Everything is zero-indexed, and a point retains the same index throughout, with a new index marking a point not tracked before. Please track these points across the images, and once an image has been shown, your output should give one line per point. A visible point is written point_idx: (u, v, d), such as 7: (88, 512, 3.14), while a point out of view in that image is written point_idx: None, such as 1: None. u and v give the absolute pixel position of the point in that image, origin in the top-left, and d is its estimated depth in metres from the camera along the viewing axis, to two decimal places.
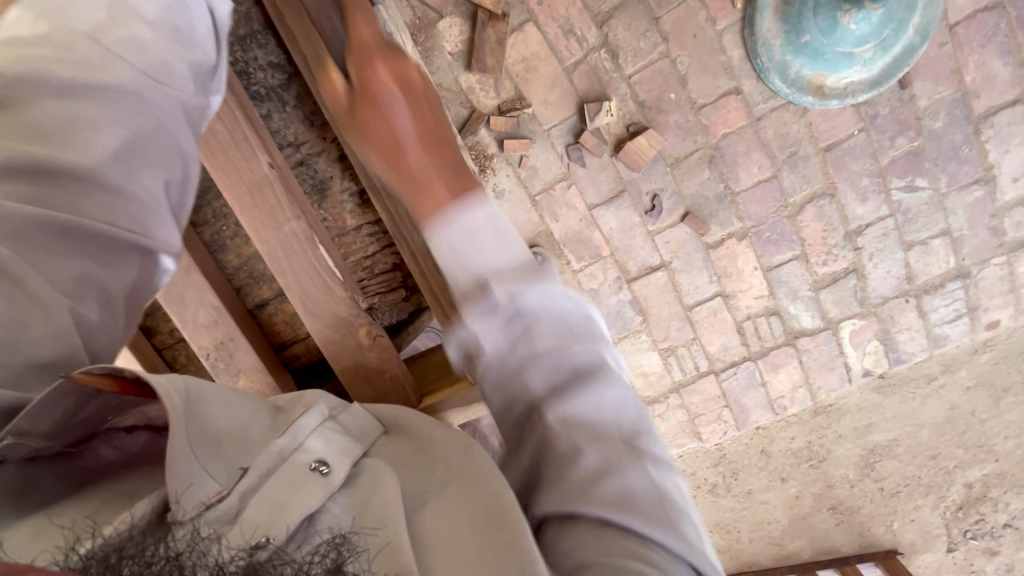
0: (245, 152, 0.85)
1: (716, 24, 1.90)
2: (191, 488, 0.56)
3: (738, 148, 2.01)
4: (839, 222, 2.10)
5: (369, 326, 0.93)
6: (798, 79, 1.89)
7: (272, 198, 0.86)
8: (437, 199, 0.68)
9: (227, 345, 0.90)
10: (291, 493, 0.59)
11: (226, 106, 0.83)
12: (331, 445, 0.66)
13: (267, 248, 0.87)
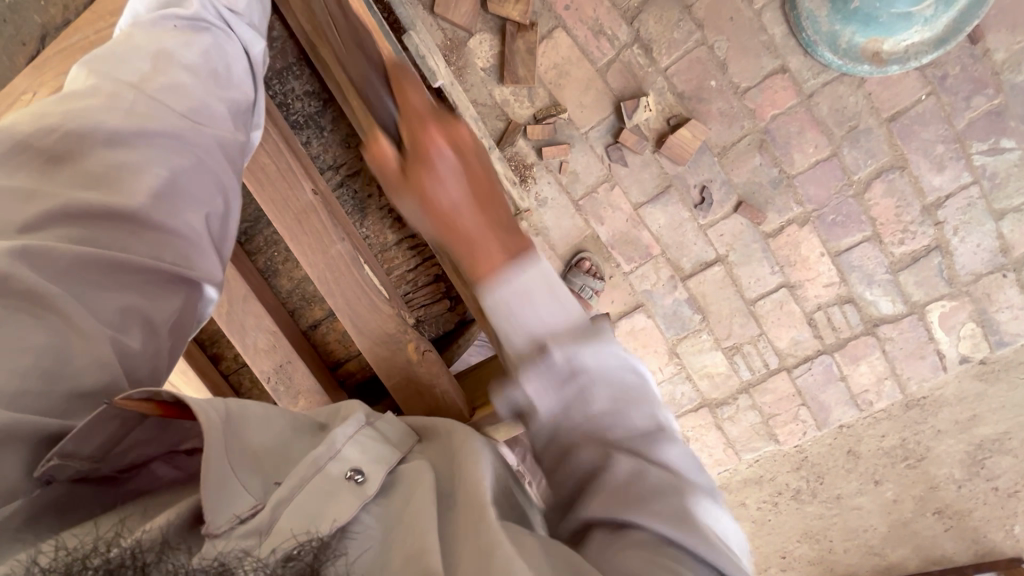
0: (290, 179, 0.89)
1: (753, 3, 1.82)
2: (225, 504, 0.54)
3: (790, 129, 1.90)
4: (913, 196, 1.93)
5: (416, 341, 0.94)
6: (851, 48, 1.77)
7: (317, 222, 0.89)
8: (450, 164, 0.69)
9: (285, 369, 0.93)
10: (326, 497, 0.57)
11: (270, 137, 0.88)
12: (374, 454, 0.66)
13: (316, 270, 0.90)
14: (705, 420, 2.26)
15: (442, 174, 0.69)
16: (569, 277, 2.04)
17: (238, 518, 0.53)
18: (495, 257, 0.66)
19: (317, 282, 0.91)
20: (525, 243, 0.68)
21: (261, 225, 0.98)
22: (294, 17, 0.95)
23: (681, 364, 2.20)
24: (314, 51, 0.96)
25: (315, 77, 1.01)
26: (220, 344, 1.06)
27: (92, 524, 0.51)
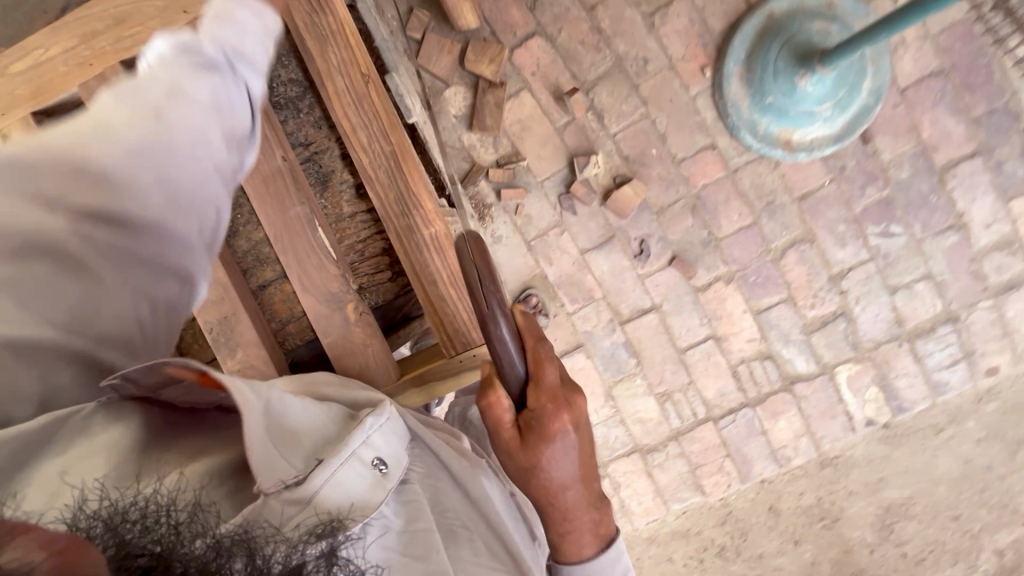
0: (265, 148, 1.11)
1: (689, 89, 2.13)
2: (277, 471, 0.81)
3: (718, 197, 2.17)
4: (821, 266, 2.20)
5: (355, 303, 1.13)
6: (767, 135, 2.09)
7: (280, 188, 1.10)
8: (569, 441, 0.93)
9: (228, 319, 1.08)
10: (359, 491, 0.87)
11: (254, 113, 1.10)
12: (381, 452, 0.96)
13: (274, 226, 1.09)
14: (637, 465, 2.33)
15: (557, 445, 0.92)
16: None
17: (284, 484, 0.80)
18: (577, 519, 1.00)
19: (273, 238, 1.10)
20: (588, 437, 0.96)
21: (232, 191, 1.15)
22: (290, 16, 1.14)
23: (616, 407, 2.30)
24: (299, 44, 1.15)
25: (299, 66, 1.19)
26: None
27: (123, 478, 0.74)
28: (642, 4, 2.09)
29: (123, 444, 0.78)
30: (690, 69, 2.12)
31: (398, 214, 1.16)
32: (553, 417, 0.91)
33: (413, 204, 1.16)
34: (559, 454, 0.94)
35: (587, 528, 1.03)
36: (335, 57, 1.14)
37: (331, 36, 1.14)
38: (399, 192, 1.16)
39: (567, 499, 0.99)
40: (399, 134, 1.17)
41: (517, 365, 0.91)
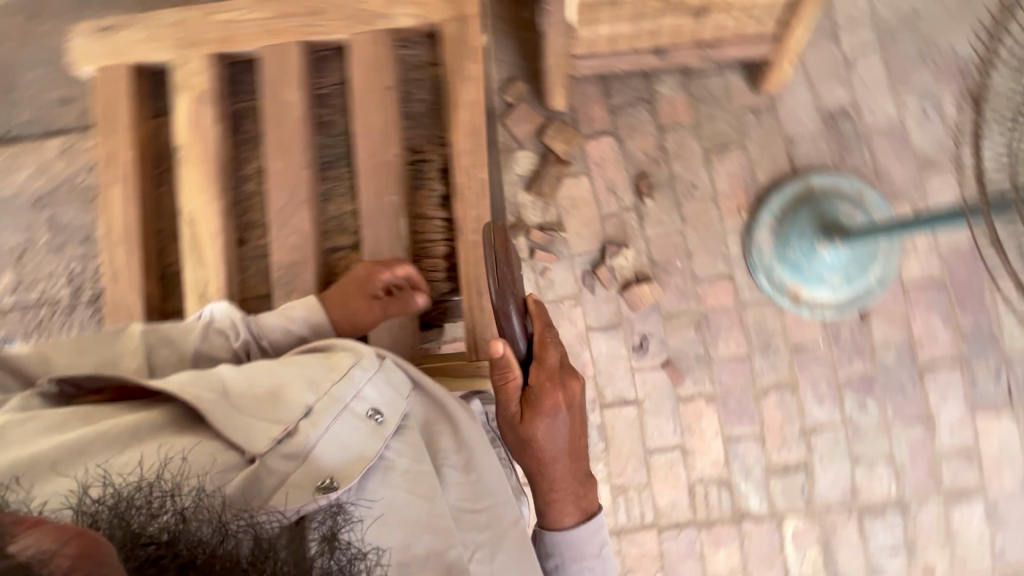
0: (382, 142, 1.32)
1: (723, 222, 2.38)
2: (262, 436, 0.96)
3: (721, 322, 2.36)
4: (796, 415, 2.34)
5: (383, 279, 1.25)
6: (779, 283, 2.32)
7: (385, 178, 1.31)
8: (563, 418, 1.18)
9: (298, 264, 1.30)
10: (351, 447, 1.03)
11: (387, 115, 1.33)
12: (372, 402, 1.11)
13: (367, 205, 1.31)
14: None
15: (555, 418, 1.17)
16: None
17: (275, 441, 0.97)
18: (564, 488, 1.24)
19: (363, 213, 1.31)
20: (578, 414, 1.22)
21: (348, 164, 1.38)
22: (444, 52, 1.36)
23: None
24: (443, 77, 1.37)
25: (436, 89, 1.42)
26: (259, 234, 1.35)
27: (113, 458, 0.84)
28: (704, 140, 2.39)
29: (97, 433, 0.87)
30: (729, 206, 2.38)
31: (470, 233, 1.33)
32: (551, 393, 1.16)
33: (483, 231, 1.32)
34: (551, 428, 1.18)
35: (570, 500, 1.25)
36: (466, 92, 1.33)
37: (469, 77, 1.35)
38: (476, 215, 1.32)
39: (557, 469, 1.22)
40: (493, 174, 1.33)
41: (520, 344, 1.19)
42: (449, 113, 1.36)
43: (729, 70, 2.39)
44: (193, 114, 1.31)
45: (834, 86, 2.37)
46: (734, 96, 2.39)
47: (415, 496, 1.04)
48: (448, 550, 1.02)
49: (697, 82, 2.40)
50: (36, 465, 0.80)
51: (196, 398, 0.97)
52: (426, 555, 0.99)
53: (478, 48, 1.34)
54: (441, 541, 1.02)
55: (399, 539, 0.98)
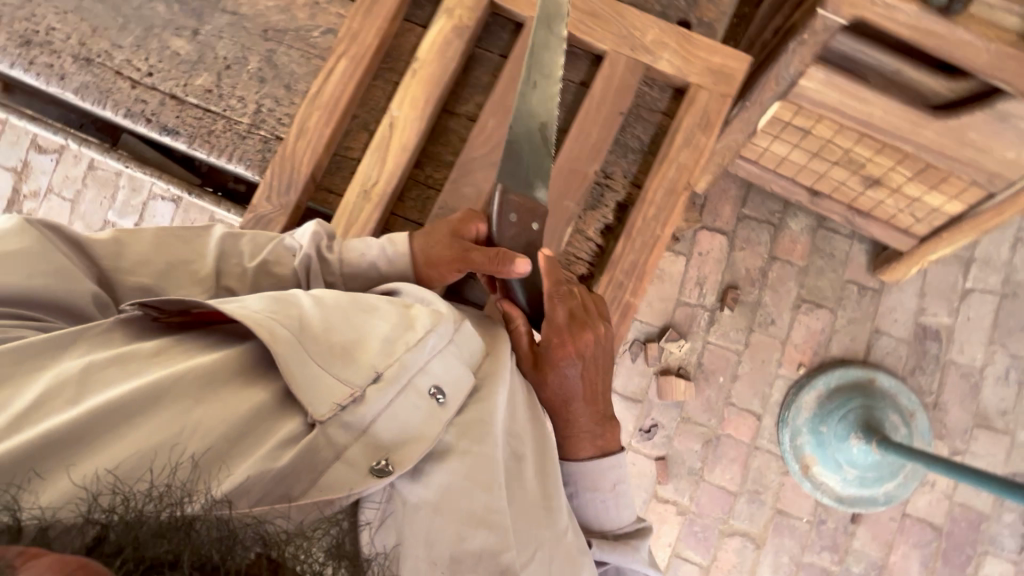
0: (592, 147, 1.19)
1: (780, 367, 2.40)
2: (318, 401, 0.90)
3: (728, 451, 2.39)
4: (746, 569, 2.35)
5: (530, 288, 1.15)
6: (798, 448, 2.33)
7: (574, 185, 1.18)
8: (574, 369, 1.12)
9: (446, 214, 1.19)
10: (408, 429, 0.95)
11: (609, 121, 1.19)
12: (440, 379, 1.01)
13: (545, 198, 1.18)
14: None
15: (565, 370, 1.12)
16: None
17: (339, 408, 0.91)
18: (578, 423, 1.18)
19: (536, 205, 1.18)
20: (597, 359, 1.13)
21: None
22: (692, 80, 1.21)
23: None
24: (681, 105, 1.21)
25: (652, 133, 1.24)
26: (437, 169, 1.26)
27: (137, 439, 0.76)
28: (803, 288, 2.43)
29: (135, 396, 0.79)
30: (793, 356, 2.40)
31: (619, 275, 1.15)
32: (560, 349, 1.11)
33: (634, 280, 1.15)
34: (564, 377, 1.14)
35: (585, 435, 1.19)
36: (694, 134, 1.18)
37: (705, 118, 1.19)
38: (635, 261, 1.16)
39: (572, 410, 1.17)
40: (672, 232, 1.17)
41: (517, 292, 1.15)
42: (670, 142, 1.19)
43: (859, 241, 2.43)
44: (450, 30, 1.23)
45: (942, 308, 2.40)
46: (849, 266, 2.44)
47: (470, 495, 0.96)
48: (504, 552, 0.94)
49: (825, 236, 2.45)
50: (66, 434, 0.73)
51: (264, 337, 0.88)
52: (480, 554, 0.93)
53: (722, 113, 1.19)
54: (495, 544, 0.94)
55: (449, 533, 0.92)
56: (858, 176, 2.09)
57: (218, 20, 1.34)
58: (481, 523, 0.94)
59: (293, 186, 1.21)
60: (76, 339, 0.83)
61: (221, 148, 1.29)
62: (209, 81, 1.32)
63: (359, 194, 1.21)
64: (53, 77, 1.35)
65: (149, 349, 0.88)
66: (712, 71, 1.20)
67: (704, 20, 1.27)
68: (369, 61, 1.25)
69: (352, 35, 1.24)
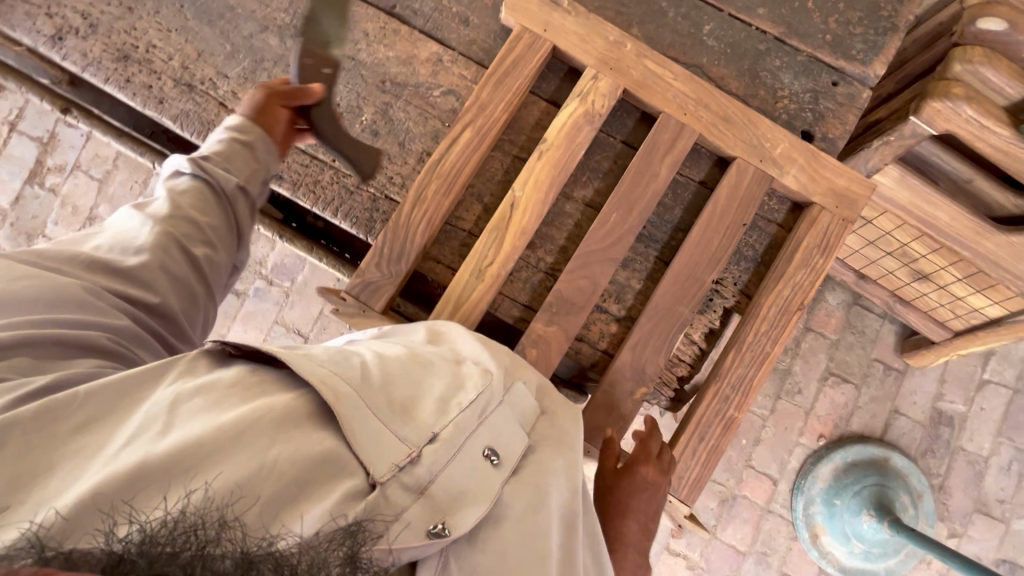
0: (712, 255, 1.19)
1: (800, 435, 2.47)
2: (382, 456, 0.74)
3: (741, 511, 2.46)
4: None
5: (641, 391, 1.17)
6: (810, 516, 2.40)
7: (691, 292, 1.18)
8: (649, 486, 1.08)
9: (560, 306, 1.18)
10: (467, 490, 0.80)
11: (732, 232, 1.19)
12: (506, 442, 0.89)
13: (661, 302, 1.18)
14: None
15: (642, 480, 1.08)
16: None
17: (397, 468, 0.74)
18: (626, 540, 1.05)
19: (650, 306, 1.18)
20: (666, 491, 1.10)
21: (657, 250, 1.25)
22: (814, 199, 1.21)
23: None
24: (801, 223, 1.22)
25: (767, 243, 1.25)
26: (549, 253, 1.25)
27: (193, 470, 0.63)
28: (832, 361, 2.50)
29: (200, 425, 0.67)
30: (814, 426, 2.47)
31: (727, 389, 1.16)
32: (645, 462, 1.10)
33: (741, 394, 1.17)
34: (634, 493, 1.08)
35: (631, 551, 1.04)
36: (811, 254, 1.19)
37: (823, 240, 1.20)
38: (743, 375, 1.17)
39: (626, 529, 1.06)
40: (781, 349, 1.18)
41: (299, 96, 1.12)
42: (788, 259, 1.20)
43: (889, 322, 2.51)
44: (581, 115, 1.21)
45: (958, 395, 2.50)
46: (878, 345, 2.51)
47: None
48: None
49: (859, 313, 2.51)
50: (131, 467, 0.61)
51: (327, 393, 0.75)
52: None
53: (841, 237, 1.20)
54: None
55: None
56: (907, 267, 2.15)
57: (333, 63, 1.29)
58: None
59: (405, 255, 1.19)
60: (159, 370, 0.74)
61: (328, 201, 1.25)
62: None
63: (473, 272, 1.19)
64: (151, 99, 1.27)
65: (225, 381, 0.75)
66: (836, 193, 1.21)
67: (828, 135, 1.28)
68: (494, 134, 1.22)
69: (480, 105, 1.21)
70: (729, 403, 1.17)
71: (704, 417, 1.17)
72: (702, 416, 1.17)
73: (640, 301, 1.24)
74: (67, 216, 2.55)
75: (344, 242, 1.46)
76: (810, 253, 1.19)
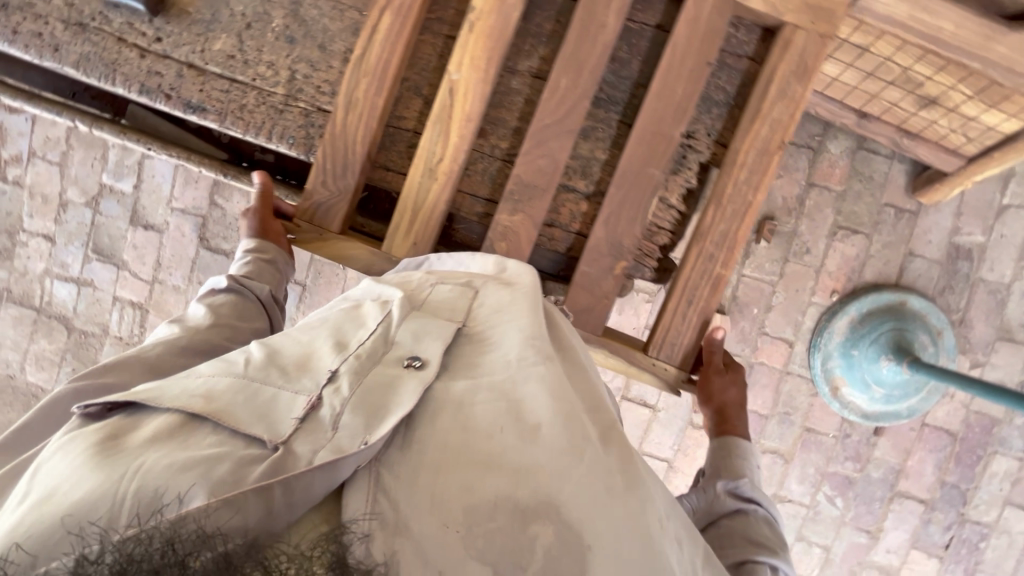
0: (678, 105, 1.08)
1: (812, 295, 2.43)
2: (266, 418, 0.82)
3: (761, 378, 2.48)
4: (775, 481, 2.54)
5: (622, 265, 1.12)
6: (829, 371, 2.40)
7: (659, 150, 1.09)
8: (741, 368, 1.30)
9: (525, 192, 1.11)
10: (388, 391, 0.88)
11: (697, 76, 1.07)
12: (422, 346, 0.94)
13: (629, 167, 1.09)
14: None
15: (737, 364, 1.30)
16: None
17: (299, 419, 0.82)
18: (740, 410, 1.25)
19: (618, 174, 1.10)
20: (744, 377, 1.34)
21: (620, 111, 1.15)
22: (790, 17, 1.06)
23: None
24: (774, 50, 1.08)
25: (739, 81, 1.13)
26: (503, 137, 1.16)
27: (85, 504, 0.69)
28: (840, 214, 2.39)
29: (82, 473, 0.72)
30: (825, 284, 2.42)
31: (710, 246, 1.10)
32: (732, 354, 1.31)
33: (726, 250, 1.10)
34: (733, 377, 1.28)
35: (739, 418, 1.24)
36: (787, 81, 1.07)
37: (802, 62, 1.07)
38: (726, 230, 1.10)
39: (737, 402, 1.25)
40: (765, 195, 1.10)
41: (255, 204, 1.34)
42: (764, 94, 1.07)
43: (898, 161, 2.36)
44: None
45: (976, 227, 2.39)
46: (887, 188, 2.38)
47: (490, 443, 0.85)
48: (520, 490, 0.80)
49: (865, 158, 2.36)
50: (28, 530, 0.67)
51: (199, 400, 0.82)
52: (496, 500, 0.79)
53: (820, 56, 1.07)
54: (516, 487, 0.80)
55: (458, 490, 0.80)
56: (913, 96, 1.95)
57: None
58: (500, 465, 0.83)
59: (350, 168, 1.11)
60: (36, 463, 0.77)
61: (258, 126, 1.15)
62: (231, 45, 1.15)
63: (425, 172, 1.12)
64: (46, 48, 1.16)
65: (96, 433, 0.78)
66: (811, 7, 1.06)
67: None
68: (417, 13, 1.08)
69: None
70: (715, 260, 1.11)
71: (690, 281, 1.12)
72: (688, 279, 1.12)
73: (609, 171, 1.15)
74: (39, 206, 2.51)
75: (298, 172, 1.43)
76: (786, 82, 1.07)
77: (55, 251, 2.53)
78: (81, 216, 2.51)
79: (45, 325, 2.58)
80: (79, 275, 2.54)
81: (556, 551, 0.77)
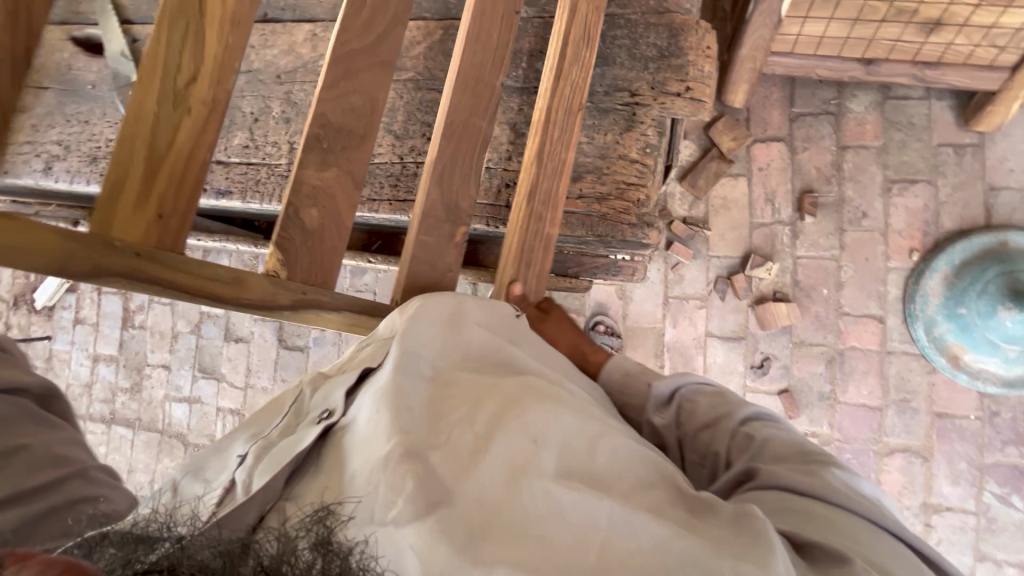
0: (492, 55, 0.96)
1: (888, 260, 2.17)
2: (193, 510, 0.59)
3: (858, 365, 2.18)
4: (921, 487, 2.12)
5: (461, 229, 0.95)
6: (939, 339, 2.06)
7: (483, 101, 0.96)
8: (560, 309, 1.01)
9: (345, 142, 0.90)
10: (293, 444, 0.63)
11: (508, 24, 0.97)
12: (332, 394, 0.69)
13: (453, 118, 0.93)
14: None
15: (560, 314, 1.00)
16: (587, 333, 2.28)
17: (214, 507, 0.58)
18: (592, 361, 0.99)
19: (442, 124, 0.93)
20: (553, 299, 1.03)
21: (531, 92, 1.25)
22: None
23: None
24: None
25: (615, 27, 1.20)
26: None
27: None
28: (889, 168, 2.19)
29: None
30: (899, 245, 2.17)
31: (536, 204, 0.99)
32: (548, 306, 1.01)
33: (551, 209, 1.01)
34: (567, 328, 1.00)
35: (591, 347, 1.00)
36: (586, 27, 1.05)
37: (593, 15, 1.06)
38: (548, 189, 1.01)
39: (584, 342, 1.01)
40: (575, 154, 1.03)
41: None
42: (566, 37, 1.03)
43: (937, 98, 2.17)
44: None
45: None
46: (935, 128, 2.18)
47: (364, 426, 0.61)
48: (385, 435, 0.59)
49: (896, 106, 2.20)
50: None
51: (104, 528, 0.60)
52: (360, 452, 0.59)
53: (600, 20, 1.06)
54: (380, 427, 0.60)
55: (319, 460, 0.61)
56: (914, 24, 1.82)
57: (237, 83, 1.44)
58: (369, 415, 0.62)
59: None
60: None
61: (270, 193, 1.38)
62: (244, 138, 1.42)
63: (166, 106, 0.78)
64: None
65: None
66: None
67: None
68: None
69: None
70: (547, 214, 1.01)
71: (529, 237, 0.99)
72: (521, 239, 0.99)
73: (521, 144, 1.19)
74: (157, 342, 2.99)
75: None
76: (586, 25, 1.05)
77: (170, 377, 2.96)
78: (188, 342, 2.94)
79: (168, 444, 2.94)
80: (189, 394, 2.92)
81: (428, 478, 0.56)
